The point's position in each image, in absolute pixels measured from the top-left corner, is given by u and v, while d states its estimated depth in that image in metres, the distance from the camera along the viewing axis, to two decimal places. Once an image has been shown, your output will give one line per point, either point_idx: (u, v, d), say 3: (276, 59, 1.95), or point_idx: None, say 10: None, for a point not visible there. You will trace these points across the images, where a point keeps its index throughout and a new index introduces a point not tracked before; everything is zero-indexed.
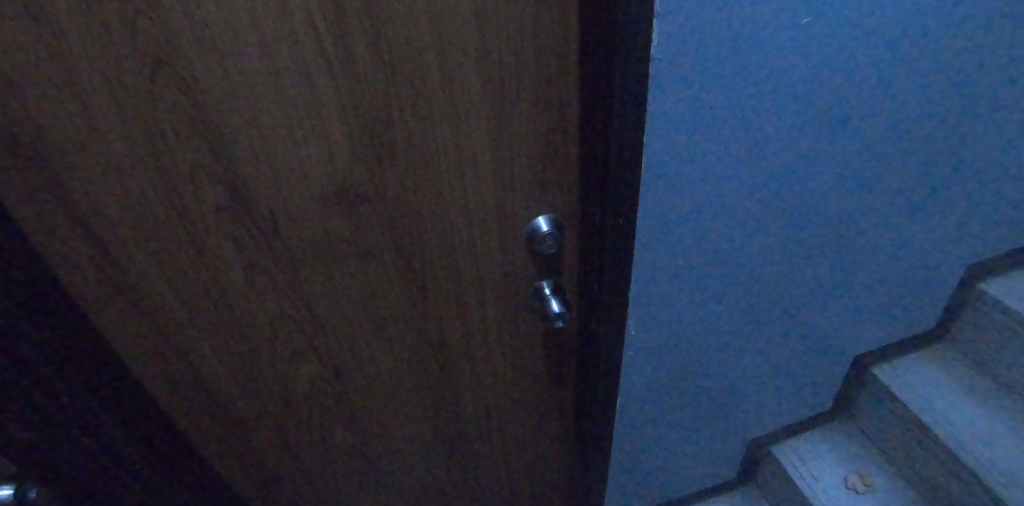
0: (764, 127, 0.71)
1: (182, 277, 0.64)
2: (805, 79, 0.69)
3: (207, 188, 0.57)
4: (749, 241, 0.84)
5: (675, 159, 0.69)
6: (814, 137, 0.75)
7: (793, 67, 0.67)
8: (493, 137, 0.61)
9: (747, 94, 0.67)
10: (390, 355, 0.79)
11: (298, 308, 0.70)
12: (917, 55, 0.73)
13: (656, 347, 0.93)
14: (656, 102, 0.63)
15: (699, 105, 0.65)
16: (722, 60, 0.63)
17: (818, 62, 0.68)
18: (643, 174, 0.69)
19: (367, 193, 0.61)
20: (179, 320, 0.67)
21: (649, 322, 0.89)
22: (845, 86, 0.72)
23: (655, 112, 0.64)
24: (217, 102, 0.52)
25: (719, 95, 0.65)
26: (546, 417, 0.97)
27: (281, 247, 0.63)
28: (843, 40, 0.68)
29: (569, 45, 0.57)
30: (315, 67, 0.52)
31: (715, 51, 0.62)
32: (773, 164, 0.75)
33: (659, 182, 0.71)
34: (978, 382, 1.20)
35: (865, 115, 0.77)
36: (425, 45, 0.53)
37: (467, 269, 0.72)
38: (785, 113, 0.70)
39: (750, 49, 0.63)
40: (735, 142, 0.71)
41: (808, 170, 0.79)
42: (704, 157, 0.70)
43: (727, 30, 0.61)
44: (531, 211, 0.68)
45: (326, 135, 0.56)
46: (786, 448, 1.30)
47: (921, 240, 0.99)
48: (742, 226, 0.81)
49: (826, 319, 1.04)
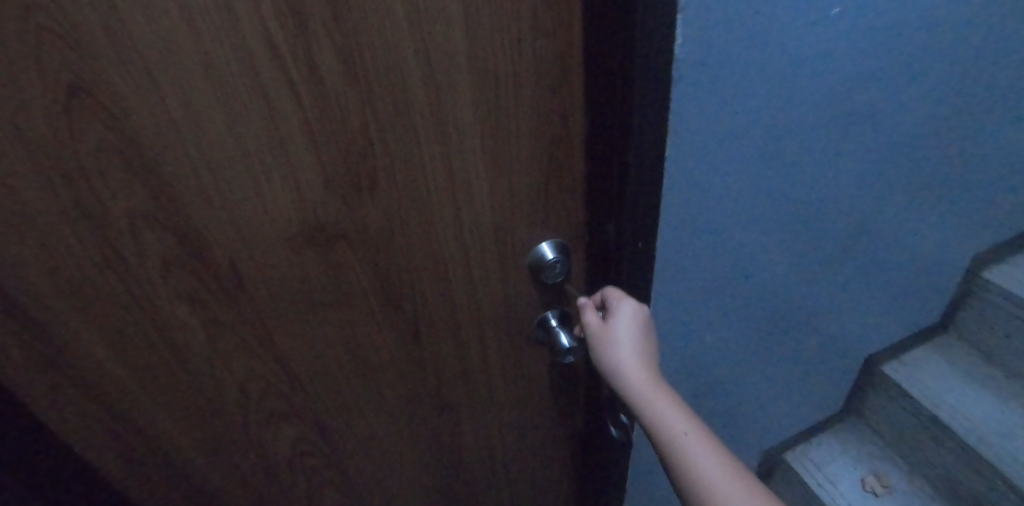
0: (792, 135, 0.64)
1: (129, 343, 0.54)
2: (832, 81, 0.62)
3: (150, 238, 0.47)
4: (775, 255, 0.76)
5: (703, 176, 0.61)
6: (841, 136, 0.68)
7: (821, 69, 0.60)
8: (489, 156, 0.53)
9: (779, 97, 0.59)
10: (380, 404, 0.70)
11: (272, 366, 0.61)
12: (939, 41, 0.68)
13: (675, 372, 0.85)
14: (680, 116, 0.55)
15: (726, 116, 0.57)
16: (754, 61, 0.55)
17: (846, 61, 0.61)
18: (666, 194, 0.60)
19: (345, 232, 0.52)
20: (131, 390, 0.57)
21: (668, 350, 0.81)
22: (872, 79, 0.65)
23: (681, 125, 0.56)
24: (156, 135, 0.43)
25: (749, 100, 0.57)
26: (556, 452, 0.88)
27: (246, 300, 0.54)
28: (871, 35, 0.61)
29: (573, 46, 0.50)
30: (274, 87, 0.43)
31: (746, 53, 0.54)
32: (800, 173, 0.68)
33: (685, 202, 0.62)
34: (990, 372, 1.16)
35: (885, 113, 0.71)
36: (406, 54, 0.45)
37: (465, 305, 0.63)
38: (815, 115, 0.63)
39: (783, 47, 0.55)
40: (762, 155, 0.63)
41: (834, 173, 0.72)
42: (731, 172, 0.62)
43: (759, 26, 0.53)
44: (534, 236, 0.60)
45: (292, 167, 0.47)
46: (800, 454, 1.22)
47: (935, 232, 0.94)
48: (769, 239, 0.73)
49: (844, 323, 0.99)
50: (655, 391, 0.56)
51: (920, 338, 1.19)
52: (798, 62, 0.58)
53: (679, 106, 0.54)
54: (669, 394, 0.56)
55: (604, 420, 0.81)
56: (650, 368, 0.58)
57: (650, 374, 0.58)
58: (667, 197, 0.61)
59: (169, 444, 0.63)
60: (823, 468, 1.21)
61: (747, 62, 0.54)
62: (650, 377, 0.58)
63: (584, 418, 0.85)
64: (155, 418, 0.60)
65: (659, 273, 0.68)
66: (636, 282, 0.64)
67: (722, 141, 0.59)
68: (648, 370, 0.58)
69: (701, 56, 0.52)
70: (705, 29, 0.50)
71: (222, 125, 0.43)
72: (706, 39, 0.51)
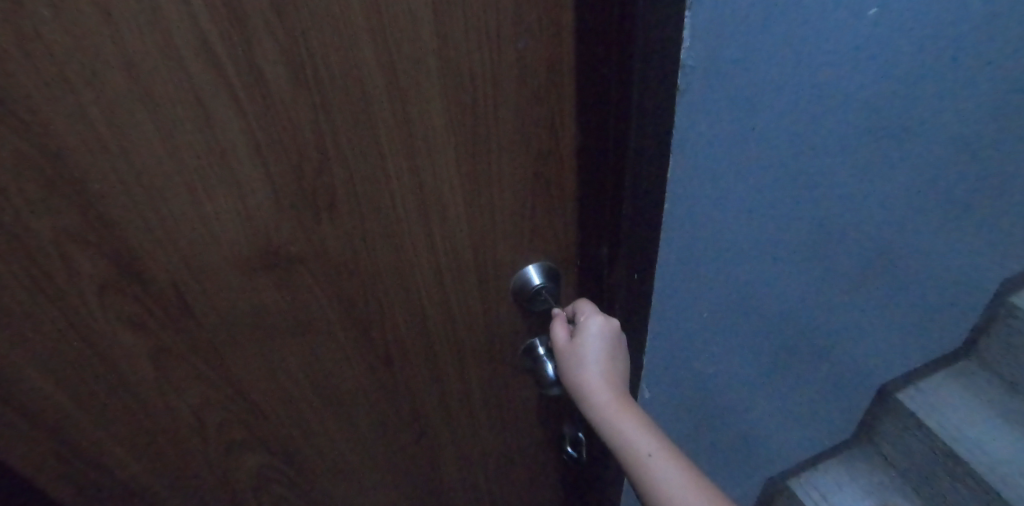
0: (812, 148, 0.58)
1: (66, 376, 0.48)
2: (853, 94, 0.56)
3: (82, 259, 0.42)
4: (788, 276, 0.70)
5: (711, 192, 0.55)
6: (865, 150, 0.62)
7: (842, 82, 0.54)
8: (465, 173, 0.47)
9: (800, 106, 0.53)
10: (353, 433, 0.64)
11: (231, 396, 0.55)
12: (981, 49, 0.62)
13: (676, 399, 0.79)
14: (687, 126, 0.49)
15: (739, 127, 0.51)
16: (776, 67, 0.49)
17: (869, 74, 0.55)
18: (668, 212, 0.55)
19: (302, 254, 0.47)
20: (74, 426, 0.51)
21: (666, 379, 0.75)
22: (903, 88, 0.59)
23: (688, 136, 0.50)
24: (77, 145, 0.37)
25: (767, 110, 0.51)
26: (545, 482, 0.83)
27: (195, 327, 0.49)
28: (899, 45, 0.55)
29: (561, 50, 0.44)
30: (211, 92, 0.37)
31: (766, 57, 0.48)
32: (818, 189, 0.62)
33: (689, 220, 0.56)
34: (1010, 402, 1.09)
35: (910, 131, 0.65)
36: (365, 56, 0.39)
37: (442, 331, 0.58)
38: (838, 126, 0.58)
39: (807, 51, 0.49)
40: (774, 173, 0.57)
41: (855, 189, 0.66)
42: (738, 191, 0.57)
43: (784, 27, 0.47)
44: (518, 259, 0.54)
45: (236, 183, 0.42)
46: (805, 481, 1.15)
47: (960, 254, 0.88)
48: (782, 259, 0.67)
49: (860, 348, 0.93)
50: (629, 416, 0.50)
51: (938, 364, 1.12)
52: (818, 73, 0.52)
53: (684, 119, 0.48)
54: (644, 421, 0.50)
55: (596, 453, 0.75)
56: (622, 391, 0.52)
57: (623, 397, 0.51)
58: (670, 215, 0.55)
59: (122, 481, 0.57)
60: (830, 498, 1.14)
61: (767, 66, 0.48)
62: (623, 401, 0.51)
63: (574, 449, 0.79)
64: (104, 454, 0.54)
65: (659, 295, 0.62)
66: (631, 313, 0.58)
67: (734, 155, 0.53)
68: (620, 393, 0.51)
69: (716, 60, 0.46)
70: (722, 29, 0.45)
71: (152, 135, 0.38)
72: (721, 40, 0.45)
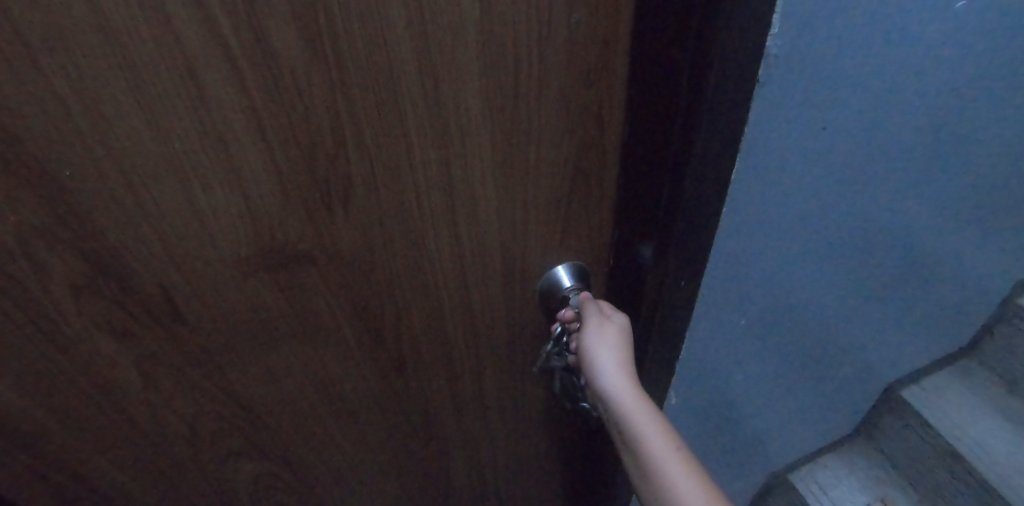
0: (880, 155, 0.51)
1: (37, 392, 0.42)
2: (931, 101, 0.49)
3: (53, 259, 0.36)
4: (839, 291, 0.64)
5: (769, 201, 0.49)
6: (937, 154, 0.55)
7: (924, 87, 0.47)
8: (498, 163, 0.42)
9: (877, 107, 0.46)
10: (359, 439, 0.59)
11: (228, 404, 0.50)
12: None
13: (702, 412, 0.74)
14: (755, 131, 0.42)
15: (810, 130, 0.45)
16: (858, 62, 0.42)
17: (953, 79, 0.48)
18: (722, 222, 0.48)
19: (311, 253, 0.42)
20: (50, 443, 0.45)
21: (692, 392, 0.69)
22: (987, 89, 0.52)
23: (755, 142, 0.43)
24: (45, 126, 0.31)
25: (841, 112, 0.45)
26: (558, 482, 0.79)
27: (187, 333, 0.43)
28: (991, 49, 0.48)
29: (616, 26, 0.38)
30: (208, 65, 0.31)
31: (851, 52, 0.41)
32: (880, 197, 0.55)
33: (742, 231, 0.50)
34: (1009, 401, 0.96)
35: (988, 133, 0.57)
36: (396, 26, 0.33)
37: (460, 331, 0.53)
38: (912, 130, 0.51)
39: (894, 45, 0.42)
40: (838, 179, 0.51)
41: (920, 197, 0.59)
42: (798, 201, 0.50)
43: (874, 17, 0.40)
44: (549, 257, 0.50)
45: (236, 172, 0.36)
46: (803, 474, 0.98)
47: (1012, 260, 0.82)
48: (835, 272, 0.61)
49: (898, 360, 0.87)
50: (639, 416, 0.47)
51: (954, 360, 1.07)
52: (902, 74, 0.45)
53: (758, 117, 0.42)
54: (655, 422, 0.46)
55: (612, 456, 0.71)
56: (637, 391, 0.48)
57: (635, 394, 0.47)
58: (723, 225, 0.49)
59: (108, 495, 0.51)
60: (829, 492, 0.98)
61: (851, 62, 0.41)
62: (635, 399, 0.47)
63: (586, 453, 0.75)
64: (89, 468, 0.48)
65: (700, 309, 0.56)
66: (667, 316, 0.53)
67: (800, 161, 0.47)
68: (632, 389, 0.48)
69: (797, 54, 0.39)
70: (808, 19, 0.38)
71: (136, 114, 0.32)
72: (807, 32, 0.38)
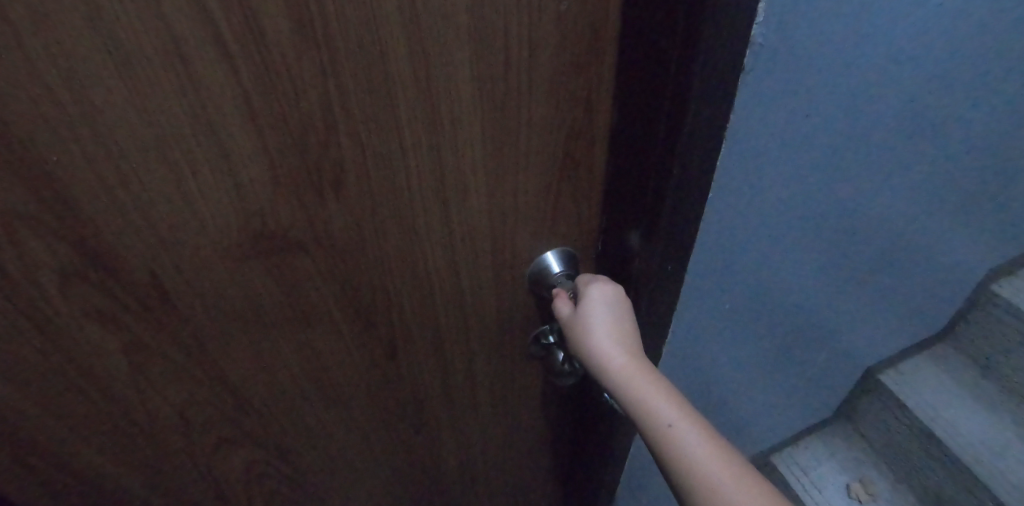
0: (862, 143, 0.52)
1: (24, 381, 0.41)
2: (912, 91, 0.50)
3: (39, 246, 0.36)
4: (821, 275, 0.65)
5: (754, 188, 0.50)
6: (917, 143, 0.57)
7: (904, 78, 0.49)
8: (490, 149, 0.42)
9: (860, 97, 0.47)
10: (350, 424, 0.59)
11: (220, 392, 0.50)
12: None
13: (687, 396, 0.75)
14: (740, 121, 0.44)
15: (795, 119, 0.46)
16: (842, 53, 0.43)
17: (933, 69, 0.50)
18: (708, 209, 0.49)
19: (302, 239, 0.42)
20: (40, 431, 0.45)
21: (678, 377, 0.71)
22: (966, 81, 0.53)
23: (740, 132, 0.44)
24: (28, 110, 0.31)
25: (825, 102, 0.46)
26: (547, 466, 0.80)
27: (177, 320, 0.43)
28: (971, 41, 0.50)
29: (605, 13, 0.39)
30: (195, 47, 0.31)
31: (834, 44, 0.42)
32: (862, 183, 0.57)
33: (727, 217, 0.51)
34: (979, 385, 0.99)
35: (966, 123, 0.59)
36: (386, 11, 0.33)
37: (451, 317, 0.53)
38: (893, 119, 0.52)
39: (876, 37, 0.44)
40: (821, 167, 0.52)
41: (901, 184, 0.60)
42: (782, 187, 0.51)
43: (856, 8, 0.41)
44: (539, 244, 0.51)
45: (227, 158, 0.36)
46: (785, 456, 1.00)
47: (987, 247, 0.84)
48: (817, 258, 0.63)
49: (878, 344, 0.89)
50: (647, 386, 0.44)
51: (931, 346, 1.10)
52: (887, 64, 0.46)
53: (743, 102, 0.42)
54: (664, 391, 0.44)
55: (598, 441, 0.73)
56: (637, 357, 0.46)
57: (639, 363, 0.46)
58: (709, 212, 0.50)
59: (99, 483, 0.51)
60: (810, 473, 0.99)
61: (834, 54, 0.43)
62: (644, 373, 0.45)
63: (574, 438, 0.76)
64: (79, 457, 0.48)
65: (687, 294, 0.57)
66: (652, 302, 0.55)
67: (785, 149, 0.48)
68: (638, 364, 0.46)
69: (782, 45, 0.40)
70: (793, 12, 0.39)
71: (123, 100, 0.32)
72: (791, 23, 0.39)
